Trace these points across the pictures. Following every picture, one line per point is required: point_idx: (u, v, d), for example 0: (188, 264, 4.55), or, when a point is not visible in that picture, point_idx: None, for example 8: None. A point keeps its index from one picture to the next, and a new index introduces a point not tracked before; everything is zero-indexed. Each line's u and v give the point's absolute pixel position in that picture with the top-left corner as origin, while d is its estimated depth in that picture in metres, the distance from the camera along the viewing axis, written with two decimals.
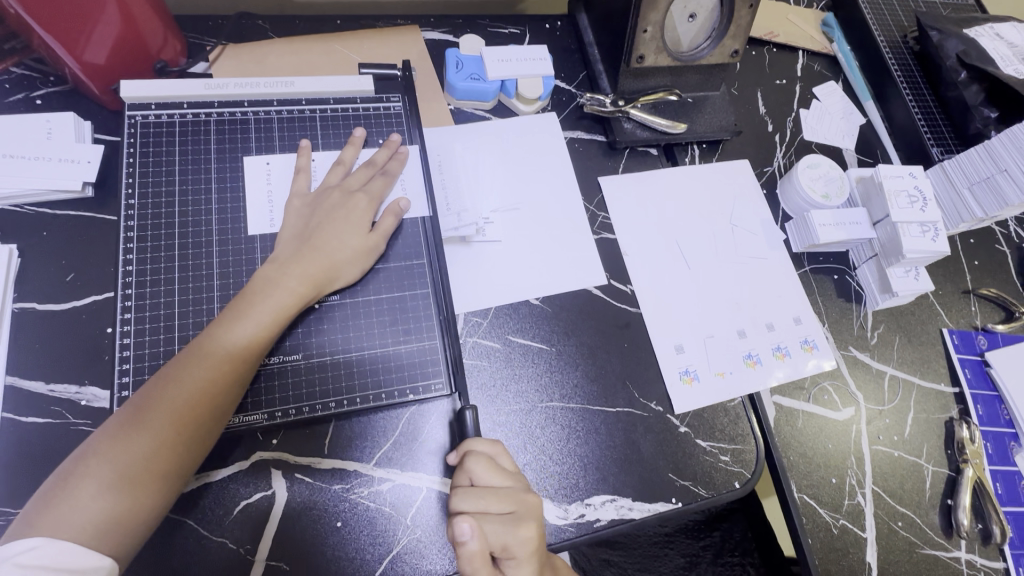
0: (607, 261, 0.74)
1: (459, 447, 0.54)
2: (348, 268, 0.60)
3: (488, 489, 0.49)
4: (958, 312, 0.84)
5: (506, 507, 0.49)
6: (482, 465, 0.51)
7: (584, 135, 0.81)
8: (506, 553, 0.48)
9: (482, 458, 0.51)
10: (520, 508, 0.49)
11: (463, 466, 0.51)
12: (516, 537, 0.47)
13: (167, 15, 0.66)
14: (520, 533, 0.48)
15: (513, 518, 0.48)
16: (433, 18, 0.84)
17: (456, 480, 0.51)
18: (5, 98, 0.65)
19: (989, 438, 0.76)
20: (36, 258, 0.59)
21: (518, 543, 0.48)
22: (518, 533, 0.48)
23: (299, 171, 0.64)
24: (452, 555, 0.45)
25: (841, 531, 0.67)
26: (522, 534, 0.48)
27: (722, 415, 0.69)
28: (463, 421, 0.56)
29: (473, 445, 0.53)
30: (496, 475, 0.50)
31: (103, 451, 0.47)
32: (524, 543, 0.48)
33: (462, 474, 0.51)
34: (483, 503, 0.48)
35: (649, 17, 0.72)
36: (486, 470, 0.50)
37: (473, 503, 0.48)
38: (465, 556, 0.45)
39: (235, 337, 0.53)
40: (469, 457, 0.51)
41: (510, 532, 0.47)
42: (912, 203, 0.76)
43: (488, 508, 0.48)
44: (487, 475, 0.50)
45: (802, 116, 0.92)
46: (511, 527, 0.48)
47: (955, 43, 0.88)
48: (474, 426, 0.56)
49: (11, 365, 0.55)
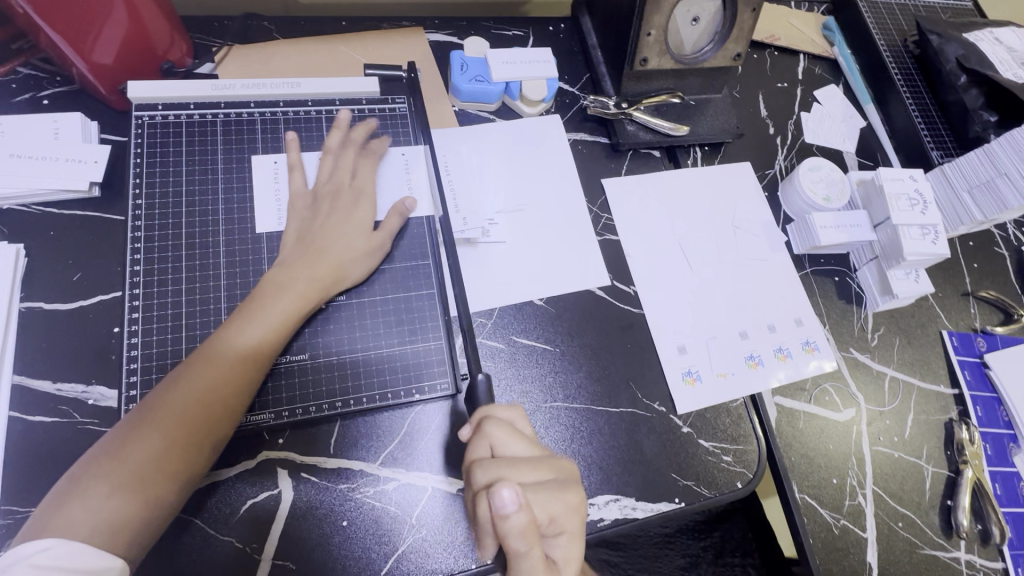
0: (610, 262, 0.75)
1: (474, 415, 0.53)
2: (355, 270, 0.60)
3: (520, 458, 0.49)
4: (957, 315, 0.84)
5: (543, 475, 0.49)
6: (507, 435, 0.51)
7: (588, 137, 0.82)
8: (552, 525, 0.47)
9: (504, 426, 0.51)
10: (559, 475, 0.50)
11: (484, 436, 0.51)
12: (562, 502, 0.48)
13: (174, 15, 0.67)
14: (565, 500, 0.48)
15: (556, 485, 0.49)
16: (438, 19, 0.85)
17: (475, 450, 0.50)
18: (12, 98, 0.65)
19: (989, 440, 0.76)
20: (43, 258, 0.59)
21: (564, 511, 0.48)
22: (563, 500, 0.48)
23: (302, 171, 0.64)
24: (509, 526, 0.43)
25: (842, 531, 0.68)
26: (568, 500, 0.48)
27: (724, 416, 0.69)
28: (474, 387, 0.57)
29: (492, 412, 0.53)
30: (519, 442, 0.51)
31: (115, 451, 0.47)
32: (569, 510, 0.48)
33: (483, 443, 0.50)
34: (520, 471, 0.48)
35: (653, 21, 0.73)
36: (510, 439, 0.50)
37: (511, 470, 0.48)
38: (520, 527, 0.43)
39: (246, 339, 0.53)
40: (489, 425, 0.51)
41: (557, 498, 0.48)
42: (913, 205, 0.77)
43: (526, 476, 0.48)
44: (511, 444, 0.50)
45: (804, 119, 0.92)
46: (555, 493, 0.48)
47: (955, 48, 0.88)
48: (486, 389, 0.57)
49: (18, 364, 0.55)
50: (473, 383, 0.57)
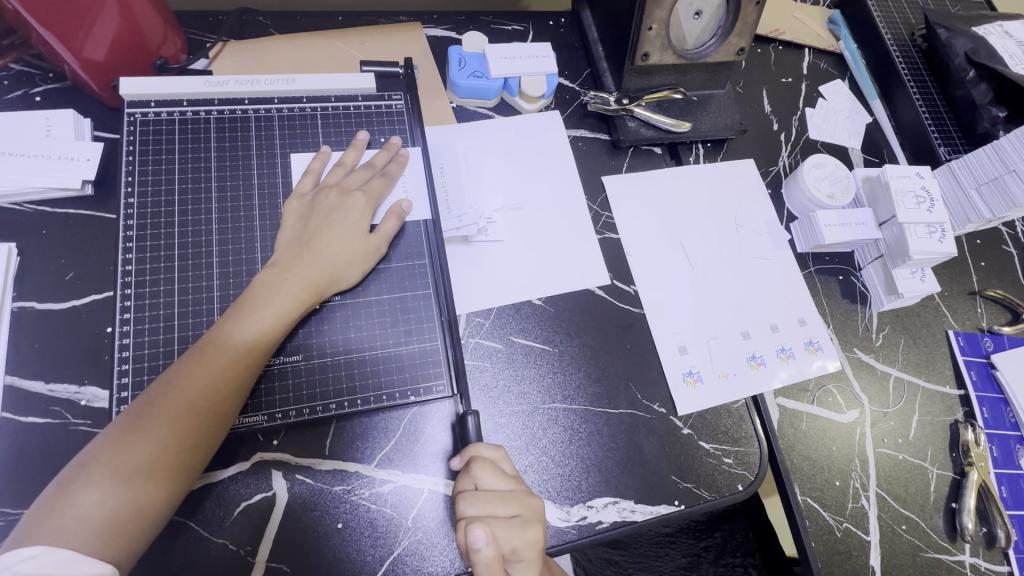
0: (610, 261, 0.74)
1: (464, 451, 0.52)
2: (350, 272, 0.59)
3: (496, 495, 0.49)
4: (964, 314, 0.83)
5: (512, 510, 0.48)
6: (489, 472, 0.50)
7: (588, 134, 0.81)
8: (515, 555, 0.48)
9: (488, 463, 0.51)
10: (527, 510, 0.49)
11: (470, 472, 0.50)
12: (524, 539, 0.48)
13: (166, 11, 0.66)
14: (526, 536, 0.48)
15: (519, 522, 0.48)
16: (436, 14, 0.84)
17: (462, 484, 0.51)
18: (4, 95, 0.64)
19: (995, 441, 0.75)
20: (36, 257, 0.59)
21: (526, 545, 0.48)
22: (526, 536, 0.48)
23: (305, 172, 0.63)
24: (476, 558, 0.45)
25: (844, 534, 0.67)
26: (529, 536, 0.48)
27: (725, 417, 0.68)
28: (464, 426, 0.56)
29: (479, 450, 0.51)
30: (502, 480, 0.50)
31: (105, 457, 0.46)
32: (529, 546, 0.48)
33: (467, 479, 0.50)
34: (493, 508, 0.48)
35: (654, 15, 0.71)
36: (491, 476, 0.50)
37: (485, 507, 0.48)
38: (486, 559, 0.45)
39: (238, 341, 0.52)
40: (475, 462, 0.51)
41: (518, 536, 0.48)
42: (919, 203, 0.75)
43: (498, 512, 0.48)
44: (492, 481, 0.50)
45: (808, 115, 0.91)
46: (519, 531, 0.48)
47: (964, 41, 0.86)
48: (476, 430, 0.55)
49: (10, 364, 0.54)
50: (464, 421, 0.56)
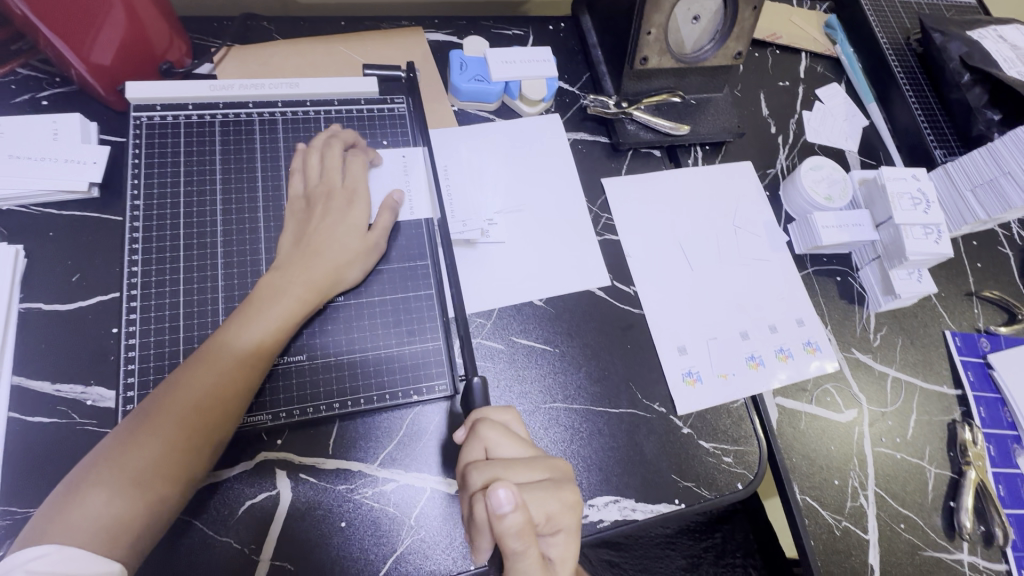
0: (610, 262, 0.75)
1: (469, 418, 0.53)
2: (351, 271, 0.60)
3: (514, 459, 0.49)
4: (961, 315, 0.84)
5: (539, 474, 0.49)
6: (501, 436, 0.51)
7: (588, 137, 0.81)
8: (549, 524, 0.47)
9: (498, 427, 0.51)
10: (554, 473, 0.49)
11: (479, 437, 0.50)
12: (558, 501, 0.47)
13: (173, 16, 0.67)
14: (561, 498, 0.48)
15: (551, 483, 0.48)
16: (437, 19, 0.85)
17: (470, 453, 0.50)
18: (11, 99, 0.65)
19: (992, 440, 0.75)
20: (42, 259, 0.59)
21: (561, 509, 0.48)
22: (559, 498, 0.48)
23: (292, 173, 0.64)
24: (507, 525, 0.43)
25: (843, 532, 0.67)
26: (564, 499, 0.48)
27: (725, 417, 0.69)
28: (469, 390, 0.56)
29: (486, 414, 0.53)
30: (518, 445, 0.51)
31: (114, 456, 0.47)
32: (565, 508, 0.48)
33: (477, 446, 0.50)
34: (514, 471, 0.48)
35: (653, 20, 0.72)
36: (504, 441, 0.50)
37: (506, 471, 0.48)
38: (517, 526, 0.43)
39: (245, 341, 0.53)
40: (483, 426, 0.51)
41: (552, 497, 0.47)
42: (915, 204, 0.76)
43: (520, 476, 0.48)
44: (506, 445, 0.50)
45: (806, 118, 0.92)
46: (551, 492, 0.48)
47: (958, 45, 0.87)
48: (482, 391, 0.56)
49: (17, 365, 0.55)
50: (467, 385, 0.57)
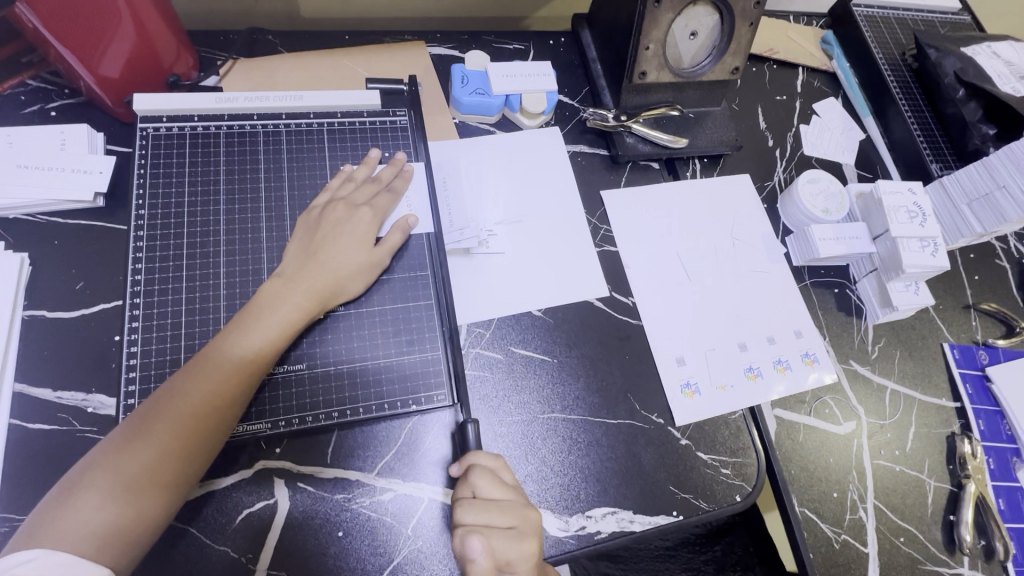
0: (609, 273, 0.75)
1: (464, 459, 0.54)
2: (353, 284, 0.61)
3: (493, 504, 0.49)
4: (958, 327, 0.84)
5: (508, 522, 0.49)
6: (487, 481, 0.51)
7: (587, 149, 0.83)
8: (509, 569, 0.48)
9: (484, 471, 0.52)
10: (523, 524, 0.50)
11: (467, 478, 0.51)
12: (519, 551, 0.48)
13: (180, 31, 0.68)
14: (521, 548, 0.48)
15: (516, 534, 0.49)
16: (439, 34, 0.86)
17: (459, 491, 0.51)
18: (20, 110, 0.66)
19: (991, 454, 0.75)
20: (47, 267, 0.60)
21: (520, 559, 0.48)
22: (521, 548, 0.48)
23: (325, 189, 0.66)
24: (462, 567, 0.45)
25: (842, 546, 0.67)
26: (524, 550, 0.48)
27: (722, 428, 0.69)
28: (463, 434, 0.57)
29: (477, 458, 0.53)
30: (500, 488, 0.51)
31: (108, 462, 0.47)
32: (525, 558, 0.48)
33: (465, 486, 0.51)
34: (489, 518, 0.49)
35: (651, 35, 0.74)
36: (489, 484, 0.51)
37: (481, 516, 0.49)
38: (479, 573, 0.45)
39: (243, 348, 0.53)
40: (474, 469, 0.52)
41: (514, 547, 0.48)
42: (912, 217, 0.77)
43: (494, 524, 0.49)
44: (490, 488, 0.51)
45: (803, 132, 0.93)
46: (515, 542, 0.48)
47: (953, 61, 0.88)
48: (475, 438, 0.57)
49: (19, 372, 0.55)
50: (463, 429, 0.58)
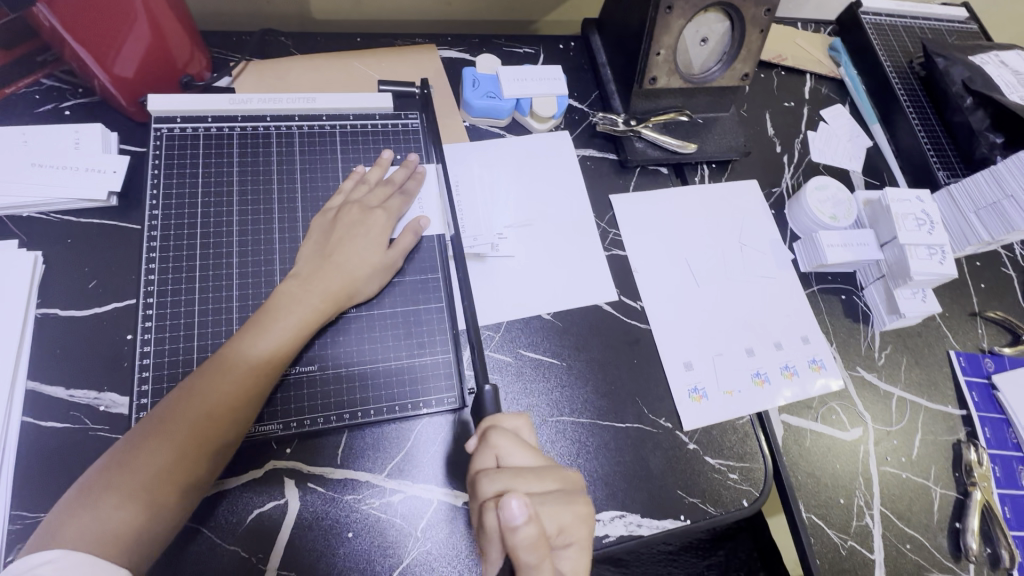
0: (618, 277, 0.75)
1: (480, 426, 0.53)
2: (368, 284, 0.61)
3: (525, 469, 0.49)
4: (964, 335, 0.84)
5: (549, 485, 0.49)
6: (511, 444, 0.51)
7: (596, 154, 0.83)
8: (561, 537, 0.47)
9: (508, 435, 0.51)
10: (566, 485, 0.50)
11: (489, 446, 0.51)
12: (571, 513, 0.48)
13: (194, 31, 0.68)
14: (574, 510, 0.48)
15: (563, 495, 0.48)
16: (450, 37, 0.87)
17: (481, 460, 0.50)
18: (34, 109, 0.66)
19: (997, 462, 0.76)
20: (60, 266, 0.60)
21: (573, 521, 0.48)
22: (570, 510, 0.48)
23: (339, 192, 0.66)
24: (518, 537, 0.42)
25: (849, 552, 0.67)
26: (577, 510, 0.48)
27: (730, 433, 0.69)
28: (480, 397, 0.57)
29: (497, 422, 0.53)
30: (525, 452, 0.51)
31: (126, 462, 0.47)
32: (578, 520, 0.48)
33: (488, 454, 0.51)
34: (526, 482, 0.48)
35: (662, 41, 0.74)
36: (515, 449, 0.51)
37: (518, 481, 0.48)
38: (529, 539, 0.42)
39: (260, 349, 0.54)
40: (494, 434, 0.51)
41: (564, 509, 0.47)
42: (920, 225, 0.77)
43: (532, 487, 0.48)
44: (516, 454, 0.50)
45: (810, 138, 0.93)
46: (563, 504, 0.48)
47: (960, 70, 0.89)
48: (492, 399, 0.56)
49: (33, 369, 0.56)
50: (480, 393, 0.57)
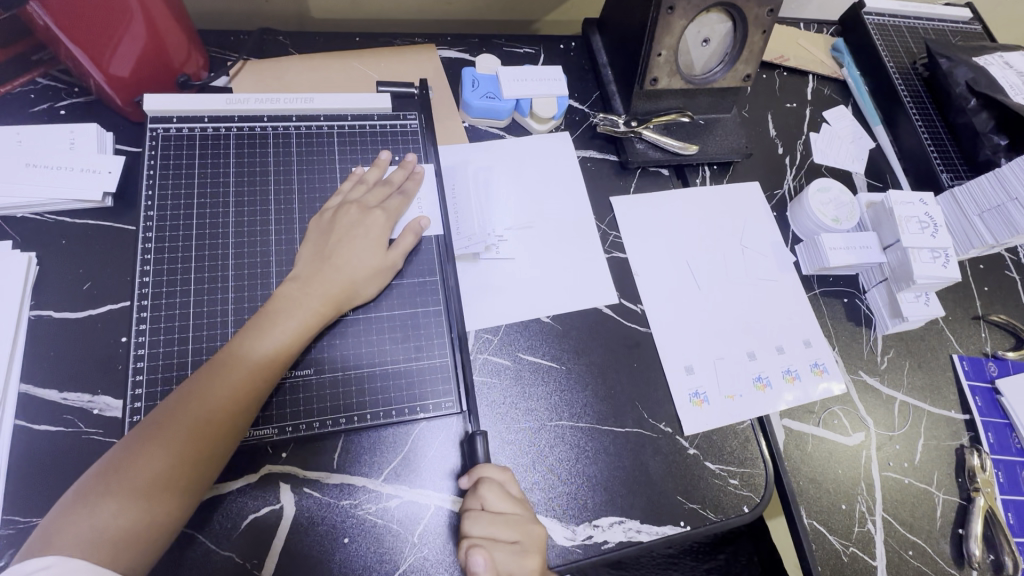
0: (618, 280, 0.75)
1: (473, 470, 0.55)
2: (367, 287, 0.60)
3: (499, 519, 0.51)
4: (967, 338, 0.84)
5: (512, 537, 0.51)
6: (496, 494, 0.53)
7: (597, 155, 0.82)
8: None
9: (495, 484, 0.53)
10: (526, 541, 0.51)
11: (477, 490, 0.53)
12: (522, 569, 0.50)
13: (191, 31, 0.68)
14: (524, 567, 0.50)
15: (520, 552, 0.50)
16: (450, 37, 0.86)
17: (468, 501, 0.53)
18: (30, 108, 0.66)
19: (1001, 467, 0.75)
20: (55, 267, 0.60)
21: None
22: (523, 566, 0.50)
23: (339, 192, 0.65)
24: None
25: (851, 558, 0.66)
26: (528, 568, 0.50)
27: (731, 438, 0.69)
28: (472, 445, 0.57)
29: (487, 469, 0.55)
30: (507, 502, 0.53)
31: (124, 466, 0.47)
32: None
33: (475, 497, 0.53)
34: (496, 532, 0.51)
35: (664, 42, 0.73)
36: (498, 498, 0.52)
37: (489, 530, 0.51)
38: None
39: (260, 351, 0.53)
40: (484, 482, 0.53)
41: (517, 565, 0.50)
42: (923, 228, 0.77)
43: (499, 537, 0.51)
44: (498, 501, 0.52)
45: (813, 139, 0.92)
46: (518, 561, 0.50)
47: (965, 70, 0.89)
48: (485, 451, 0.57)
49: (25, 372, 0.55)
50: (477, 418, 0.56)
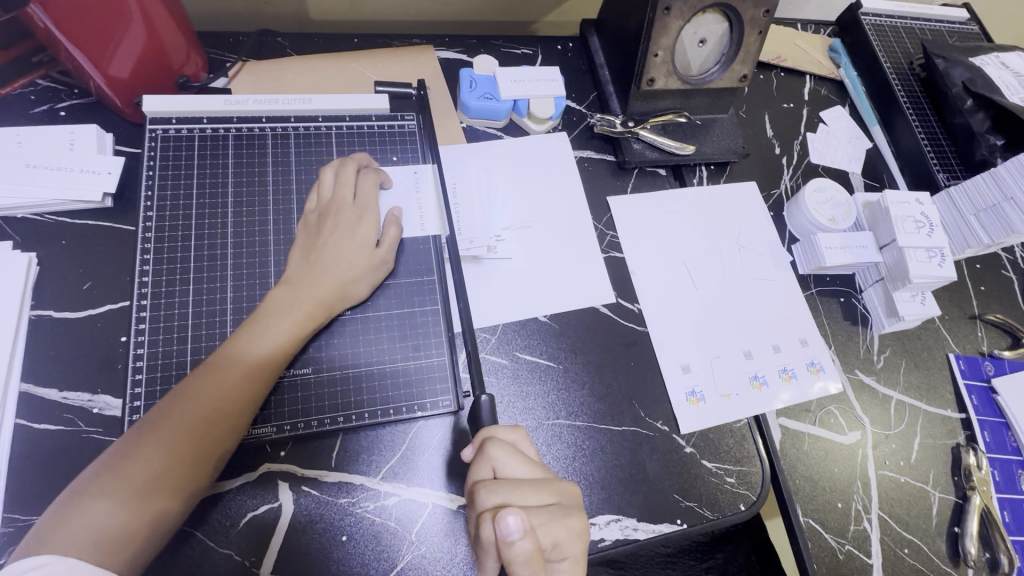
0: (615, 279, 0.75)
1: (476, 437, 0.53)
2: (358, 287, 0.61)
3: (522, 481, 0.49)
4: (964, 338, 0.84)
5: (545, 498, 0.48)
6: (508, 456, 0.50)
7: (594, 155, 0.83)
8: (556, 550, 0.47)
9: (505, 446, 0.51)
10: (562, 499, 0.49)
11: (486, 457, 0.50)
12: (566, 528, 0.48)
13: (190, 31, 0.68)
14: (568, 524, 0.48)
15: (558, 509, 0.48)
16: (448, 38, 0.87)
17: (478, 472, 0.50)
18: (30, 110, 0.66)
19: (997, 466, 0.75)
20: (55, 267, 0.60)
21: (568, 536, 0.48)
22: (566, 525, 0.48)
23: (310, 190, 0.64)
24: (515, 553, 0.43)
25: (847, 556, 0.67)
26: (571, 525, 0.48)
27: (727, 437, 0.69)
28: (476, 409, 0.56)
29: (495, 433, 0.53)
30: (523, 463, 0.50)
31: (119, 467, 0.47)
32: (572, 535, 0.48)
33: (485, 465, 0.50)
34: (522, 494, 0.48)
35: (660, 43, 0.74)
36: (511, 460, 0.50)
37: (515, 494, 0.47)
38: (525, 554, 0.43)
39: (254, 352, 0.54)
40: (491, 446, 0.51)
41: (560, 524, 0.47)
42: (919, 227, 0.77)
43: (529, 499, 0.48)
44: (513, 465, 0.50)
45: (810, 140, 0.93)
46: (559, 519, 0.48)
47: (961, 71, 0.88)
48: (489, 411, 0.56)
49: (25, 371, 0.55)
50: (477, 402, 0.57)
